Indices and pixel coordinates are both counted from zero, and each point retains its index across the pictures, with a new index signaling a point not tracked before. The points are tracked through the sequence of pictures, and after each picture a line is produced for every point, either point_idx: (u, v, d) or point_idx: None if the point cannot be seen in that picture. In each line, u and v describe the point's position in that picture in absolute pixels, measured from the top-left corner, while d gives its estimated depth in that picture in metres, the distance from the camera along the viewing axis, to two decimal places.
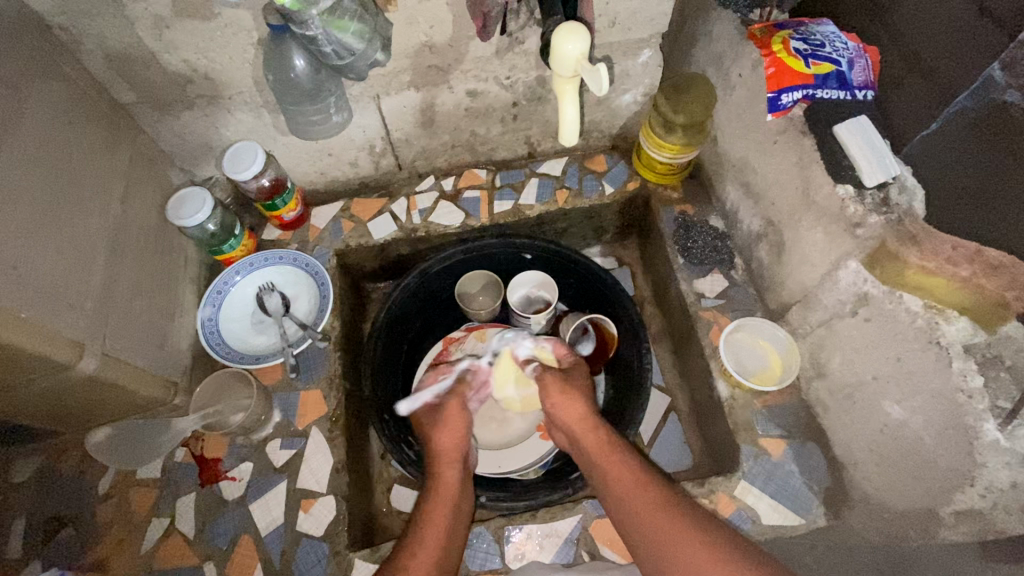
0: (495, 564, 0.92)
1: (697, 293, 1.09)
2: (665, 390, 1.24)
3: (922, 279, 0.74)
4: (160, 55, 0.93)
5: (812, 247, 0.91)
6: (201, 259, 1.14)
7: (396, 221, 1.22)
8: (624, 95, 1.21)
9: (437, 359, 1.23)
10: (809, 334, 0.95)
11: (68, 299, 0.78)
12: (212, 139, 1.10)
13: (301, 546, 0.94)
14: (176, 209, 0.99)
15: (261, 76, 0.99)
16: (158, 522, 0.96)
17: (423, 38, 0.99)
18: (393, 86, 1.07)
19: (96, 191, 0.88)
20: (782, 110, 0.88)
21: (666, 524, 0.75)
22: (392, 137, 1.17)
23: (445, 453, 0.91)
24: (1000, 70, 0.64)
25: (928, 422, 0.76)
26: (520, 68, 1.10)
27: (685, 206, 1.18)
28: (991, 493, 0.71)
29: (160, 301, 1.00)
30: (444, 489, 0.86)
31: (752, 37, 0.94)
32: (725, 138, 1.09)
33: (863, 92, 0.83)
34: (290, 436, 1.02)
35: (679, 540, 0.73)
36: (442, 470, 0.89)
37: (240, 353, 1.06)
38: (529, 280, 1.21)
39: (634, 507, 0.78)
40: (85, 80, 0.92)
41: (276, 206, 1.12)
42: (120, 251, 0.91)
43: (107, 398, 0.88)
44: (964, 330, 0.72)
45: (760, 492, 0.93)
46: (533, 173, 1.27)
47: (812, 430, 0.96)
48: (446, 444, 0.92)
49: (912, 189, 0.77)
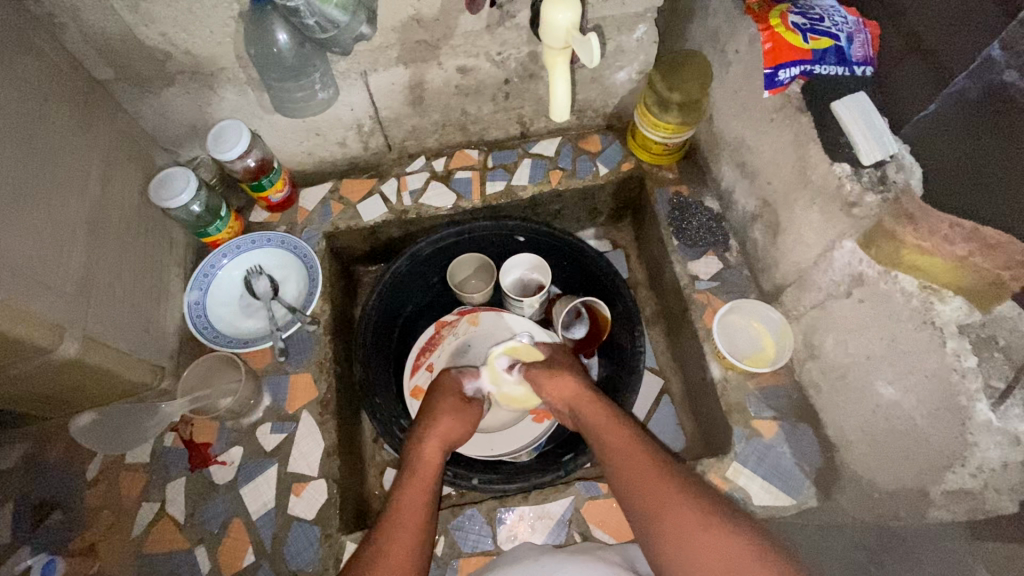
0: (487, 546, 0.92)
1: (691, 275, 1.08)
2: (658, 372, 1.24)
3: (917, 258, 0.73)
4: (137, 29, 0.90)
5: (807, 227, 0.90)
6: (188, 242, 1.12)
7: (386, 203, 1.20)
8: (618, 73, 1.18)
9: (429, 343, 1.21)
10: (803, 316, 0.95)
11: (46, 281, 0.76)
12: (197, 118, 1.07)
13: (293, 529, 0.93)
14: (159, 191, 0.96)
15: (244, 51, 0.96)
16: (148, 507, 0.95)
17: (410, 12, 0.96)
18: (381, 62, 1.04)
19: (73, 169, 0.86)
20: (778, 86, 0.87)
21: (665, 499, 0.73)
22: (381, 116, 1.15)
23: (443, 437, 0.90)
24: (999, 51, 0.62)
25: (922, 402, 0.75)
26: (512, 44, 1.07)
27: (680, 187, 1.17)
28: (982, 473, 0.70)
29: (144, 285, 0.98)
30: (428, 473, 0.84)
31: (749, 12, 0.92)
32: (720, 118, 1.07)
33: (862, 68, 0.80)
34: (280, 420, 1.01)
35: (678, 512, 0.71)
36: (432, 452, 0.88)
37: (228, 337, 1.04)
38: (522, 263, 1.19)
39: (636, 476, 0.77)
40: (62, 56, 0.89)
41: (262, 186, 1.10)
42: (101, 233, 0.89)
43: (91, 383, 0.87)
44: (958, 310, 0.70)
45: (751, 473, 0.93)
46: (525, 154, 1.25)
47: (804, 412, 0.96)
48: (446, 432, 0.91)
49: (909, 168, 0.75)
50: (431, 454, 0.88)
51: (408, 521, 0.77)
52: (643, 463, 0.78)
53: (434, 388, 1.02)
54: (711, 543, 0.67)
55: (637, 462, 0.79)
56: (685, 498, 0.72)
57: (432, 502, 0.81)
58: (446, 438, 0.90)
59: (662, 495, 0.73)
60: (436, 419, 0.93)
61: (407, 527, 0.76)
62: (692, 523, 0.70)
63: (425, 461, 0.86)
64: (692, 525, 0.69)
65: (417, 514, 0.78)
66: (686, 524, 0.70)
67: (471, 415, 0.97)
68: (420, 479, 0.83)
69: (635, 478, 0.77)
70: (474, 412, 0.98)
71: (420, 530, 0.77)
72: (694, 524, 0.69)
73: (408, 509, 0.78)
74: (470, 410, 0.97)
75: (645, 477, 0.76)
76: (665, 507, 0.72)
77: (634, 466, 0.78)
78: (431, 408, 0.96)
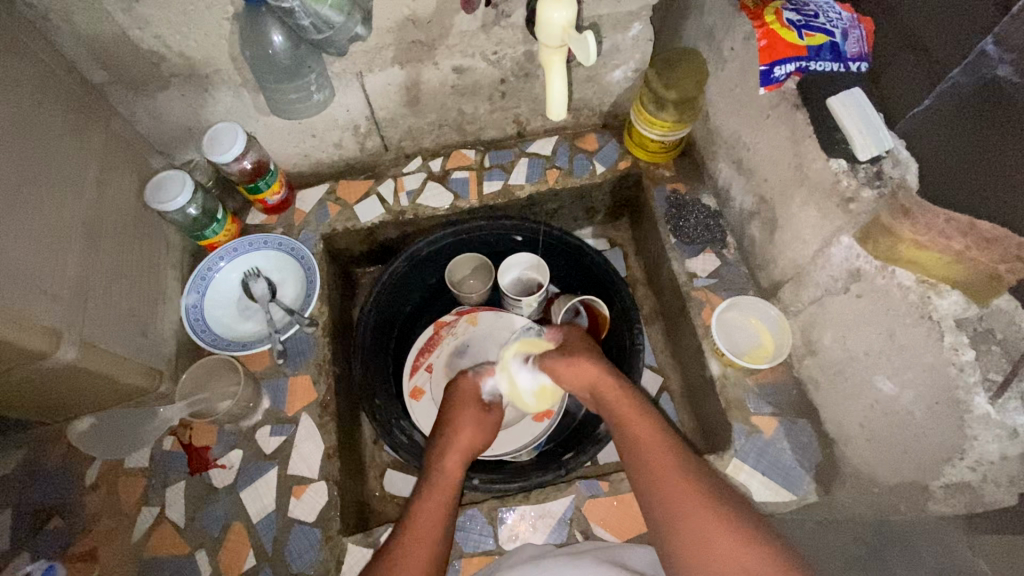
0: (488, 546, 0.91)
1: (689, 273, 1.08)
2: (657, 370, 1.24)
3: (914, 253, 0.73)
4: (131, 31, 0.89)
5: (804, 223, 0.90)
6: (184, 245, 1.11)
7: (383, 204, 1.20)
8: (614, 72, 1.18)
9: (428, 343, 1.22)
10: (801, 312, 0.95)
11: (40, 286, 0.76)
12: (192, 121, 1.07)
13: (294, 532, 0.93)
14: (156, 194, 0.96)
15: (238, 53, 0.95)
16: (148, 512, 0.95)
17: (406, 12, 0.96)
18: (377, 63, 1.04)
19: (68, 173, 0.85)
20: (773, 83, 0.87)
21: (667, 481, 0.74)
22: (377, 117, 1.15)
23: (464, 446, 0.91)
24: (993, 45, 0.62)
25: (920, 397, 0.75)
26: (507, 43, 1.07)
27: (677, 184, 1.17)
28: (981, 466, 0.71)
29: (142, 289, 0.98)
30: (449, 481, 0.85)
31: (743, 9, 0.91)
32: (717, 114, 1.08)
33: (857, 63, 0.81)
34: (279, 423, 1.01)
35: (697, 521, 0.69)
36: (454, 462, 0.88)
37: (225, 340, 1.04)
38: (520, 262, 1.19)
39: (661, 483, 0.74)
40: (55, 59, 0.89)
41: (258, 189, 1.09)
42: (96, 236, 0.89)
43: (89, 387, 0.86)
44: (956, 303, 0.71)
45: (751, 469, 0.93)
46: (522, 153, 1.25)
47: (803, 408, 0.96)
48: (464, 440, 0.92)
49: (906, 162, 0.76)
50: (454, 463, 0.88)
51: (424, 525, 0.77)
52: (664, 470, 0.75)
53: (451, 392, 1.03)
54: (723, 546, 0.67)
55: (660, 466, 0.75)
56: (706, 506, 0.70)
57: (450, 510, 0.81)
58: (464, 446, 0.91)
59: (670, 481, 0.74)
60: (456, 429, 0.94)
61: (425, 534, 0.76)
62: (707, 530, 0.68)
63: (448, 470, 0.87)
64: (706, 531, 0.68)
65: (434, 522, 0.78)
66: (701, 529, 0.69)
67: (487, 423, 0.97)
68: (442, 487, 0.83)
69: (656, 479, 0.75)
70: (491, 419, 0.99)
71: (435, 536, 0.77)
72: (711, 530, 0.68)
73: (424, 514, 0.79)
74: (486, 415, 0.98)
75: (669, 483, 0.73)
76: (667, 489, 0.73)
77: (642, 451, 0.78)
78: (459, 418, 0.96)
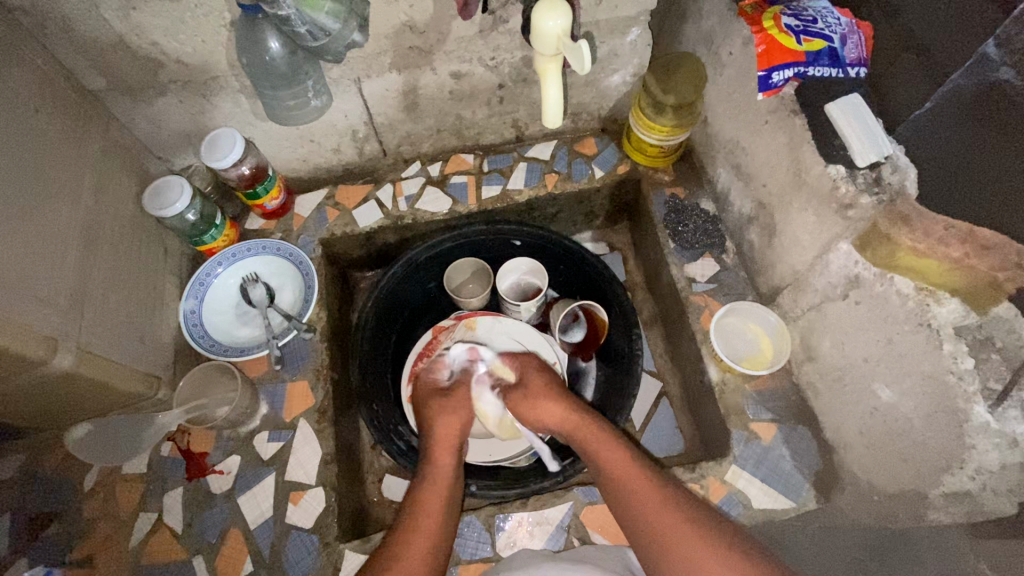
0: (486, 553, 0.91)
1: (688, 277, 1.08)
2: (656, 374, 1.24)
3: (913, 261, 0.73)
4: (127, 38, 0.90)
5: (803, 229, 0.90)
6: (183, 251, 1.12)
7: (382, 208, 1.19)
8: (613, 77, 1.18)
9: (427, 347, 1.18)
10: (799, 318, 0.95)
11: (36, 294, 0.76)
12: (191, 127, 1.07)
13: (291, 538, 0.93)
14: (154, 201, 0.96)
15: (236, 59, 0.95)
16: (145, 518, 0.95)
17: (403, 18, 0.96)
18: (374, 69, 1.04)
19: (65, 181, 0.85)
20: (773, 88, 0.87)
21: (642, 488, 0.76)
22: (376, 122, 1.15)
23: (447, 440, 0.89)
24: (994, 48, 0.62)
25: (918, 405, 0.75)
26: (505, 49, 1.07)
27: (676, 188, 1.16)
28: (981, 475, 0.69)
29: (140, 296, 0.98)
30: (441, 477, 0.84)
31: (741, 14, 0.91)
32: (716, 119, 1.07)
33: (855, 69, 0.81)
34: (277, 429, 1.01)
35: (676, 527, 0.71)
36: (442, 457, 0.87)
37: (222, 345, 1.04)
38: (519, 266, 1.19)
39: (636, 490, 0.76)
40: (52, 66, 0.89)
41: (257, 194, 1.09)
42: (94, 244, 0.88)
43: (87, 395, 0.86)
44: (954, 312, 0.70)
45: (750, 476, 0.92)
46: (521, 157, 1.25)
47: (802, 413, 0.95)
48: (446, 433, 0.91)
49: (903, 168, 0.75)
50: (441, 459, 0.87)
51: (424, 523, 0.77)
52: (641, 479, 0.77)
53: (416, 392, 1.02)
54: (702, 550, 0.68)
55: (637, 476, 0.77)
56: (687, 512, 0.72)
57: (446, 508, 0.80)
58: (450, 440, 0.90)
59: (646, 491, 0.75)
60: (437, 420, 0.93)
61: (422, 531, 0.76)
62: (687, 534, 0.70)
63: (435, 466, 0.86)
64: (685, 535, 0.70)
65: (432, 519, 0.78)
66: (680, 536, 0.70)
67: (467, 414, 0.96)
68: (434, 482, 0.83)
69: (634, 488, 0.76)
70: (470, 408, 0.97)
71: (435, 533, 0.76)
72: (691, 535, 0.69)
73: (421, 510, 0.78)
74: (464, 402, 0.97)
75: (646, 490, 0.75)
76: (644, 498, 0.75)
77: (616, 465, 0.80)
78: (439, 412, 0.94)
